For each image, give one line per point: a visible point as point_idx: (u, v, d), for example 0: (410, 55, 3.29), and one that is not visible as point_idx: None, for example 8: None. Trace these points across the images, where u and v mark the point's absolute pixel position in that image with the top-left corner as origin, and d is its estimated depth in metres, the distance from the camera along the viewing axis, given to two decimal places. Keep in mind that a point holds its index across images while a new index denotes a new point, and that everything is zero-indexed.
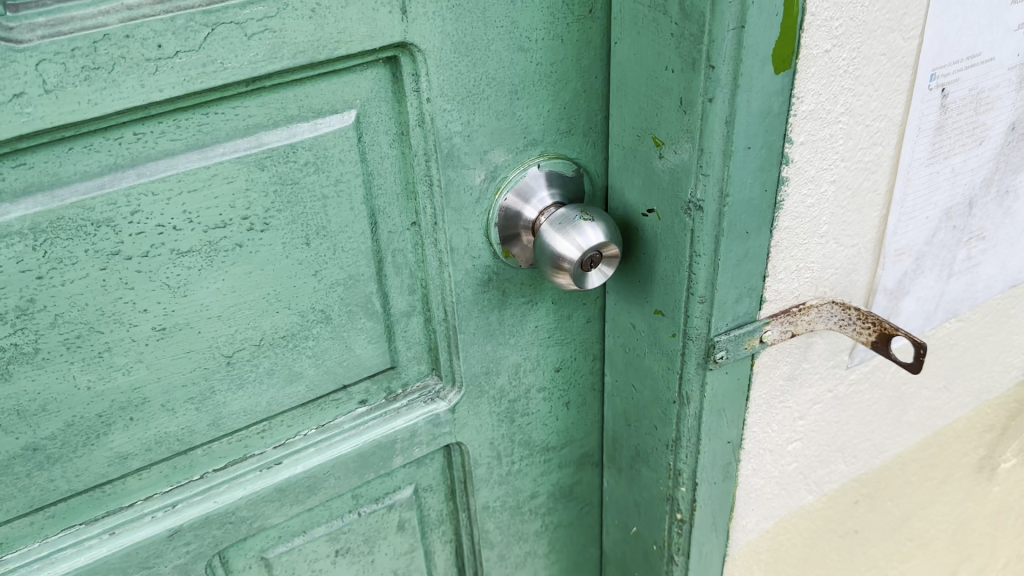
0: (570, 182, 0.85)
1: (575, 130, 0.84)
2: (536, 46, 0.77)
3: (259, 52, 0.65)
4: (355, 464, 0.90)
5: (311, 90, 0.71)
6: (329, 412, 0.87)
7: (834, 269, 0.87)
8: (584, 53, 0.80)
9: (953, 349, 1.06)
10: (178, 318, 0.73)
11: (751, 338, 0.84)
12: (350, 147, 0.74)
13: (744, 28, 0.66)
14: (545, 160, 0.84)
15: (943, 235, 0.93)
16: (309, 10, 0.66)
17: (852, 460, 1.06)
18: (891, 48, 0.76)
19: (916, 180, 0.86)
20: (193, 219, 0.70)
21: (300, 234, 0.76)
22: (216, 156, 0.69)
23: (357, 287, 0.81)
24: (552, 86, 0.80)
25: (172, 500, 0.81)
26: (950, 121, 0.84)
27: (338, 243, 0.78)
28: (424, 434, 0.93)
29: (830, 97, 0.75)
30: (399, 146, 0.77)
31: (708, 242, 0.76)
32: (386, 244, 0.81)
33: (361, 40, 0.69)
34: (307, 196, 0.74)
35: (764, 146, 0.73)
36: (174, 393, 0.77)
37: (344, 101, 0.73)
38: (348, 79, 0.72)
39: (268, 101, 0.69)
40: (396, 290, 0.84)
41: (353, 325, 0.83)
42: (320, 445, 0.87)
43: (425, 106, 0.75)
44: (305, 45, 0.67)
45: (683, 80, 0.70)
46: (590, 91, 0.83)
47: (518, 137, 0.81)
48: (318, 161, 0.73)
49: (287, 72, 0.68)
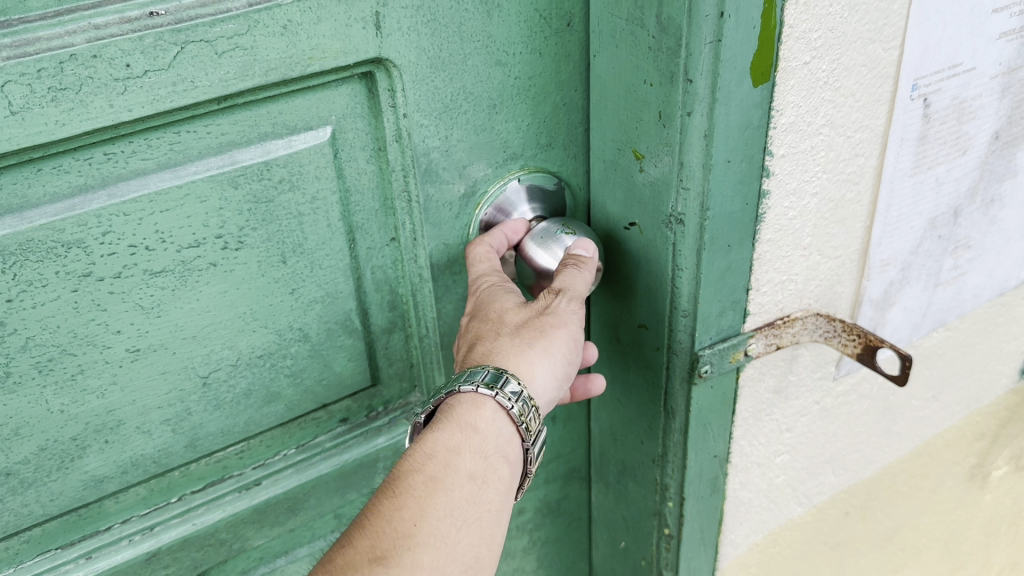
0: (551, 195, 0.85)
1: (555, 144, 0.83)
2: (514, 60, 0.76)
3: (230, 70, 0.64)
4: (336, 483, 0.88)
5: (285, 106, 0.70)
6: (308, 431, 0.86)
7: (818, 281, 0.84)
8: (563, 67, 0.79)
9: (941, 359, 1.04)
10: (152, 339, 0.72)
11: (736, 351, 0.82)
12: (325, 163, 0.73)
13: (720, 41, 0.65)
14: (525, 174, 0.83)
15: (929, 245, 0.90)
16: (281, 27, 0.65)
17: (841, 472, 1.04)
18: (872, 58, 0.74)
19: (900, 191, 0.83)
20: (165, 239, 0.69)
21: (276, 252, 0.75)
22: (188, 175, 0.68)
23: (335, 304, 0.81)
24: (530, 100, 0.79)
25: (149, 522, 0.80)
26: (933, 131, 0.82)
27: (315, 260, 0.77)
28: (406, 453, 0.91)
29: (810, 110, 0.73)
30: (377, 161, 0.76)
31: (689, 255, 0.75)
32: (365, 261, 0.80)
33: (335, 57, 0.68)
34: (283, 214, 0.74)
35: (744, 159, 0.72)
36: (149, 415, 0.76)
37: (319, 117, 0.72)
38: (323, 95, 0.71)
39: (241, 119, 0.68)
40: (375, 307, 0.83)
41: (331, 342, 0.82)
42: (299, 465, 0.86)
43: (401, 121, 0.74)
44: (277, 62, 0.66)
45: (661, 93, 0.70)
46: (570, 105, 0.82)
47: (497, 152, 0.80)
48: (292, 179, 0.72)
49: (260, 90, 0.67)
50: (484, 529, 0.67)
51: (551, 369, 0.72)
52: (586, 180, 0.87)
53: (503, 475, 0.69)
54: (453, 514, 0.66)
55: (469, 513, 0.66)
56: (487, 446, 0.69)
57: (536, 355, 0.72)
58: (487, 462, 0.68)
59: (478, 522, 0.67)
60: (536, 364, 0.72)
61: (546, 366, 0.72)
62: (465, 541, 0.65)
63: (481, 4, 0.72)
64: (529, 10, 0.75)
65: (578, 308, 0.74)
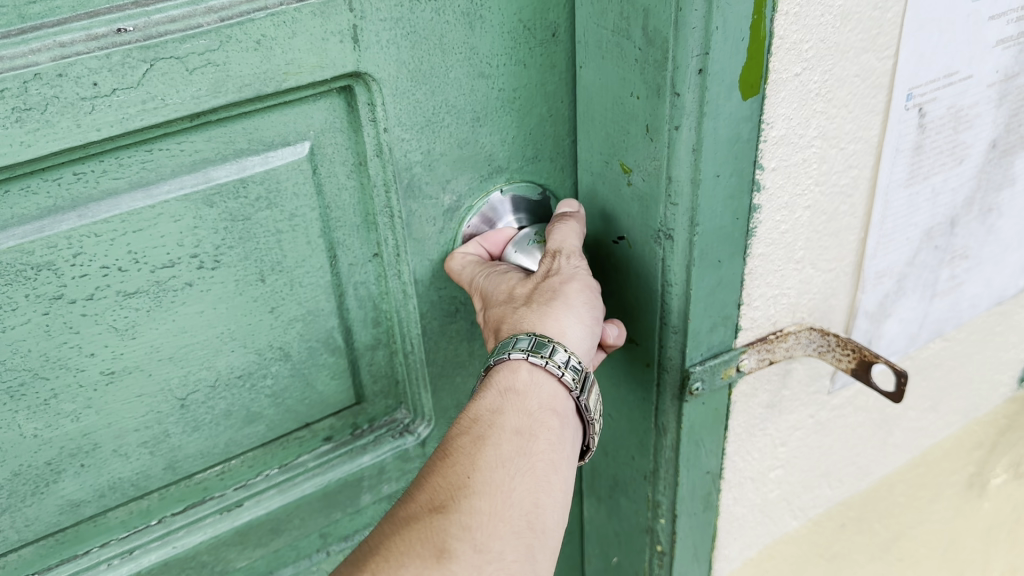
0: (535, 206, 0.84)
1: (541, 155, 0.81)
2: (497, 72, 0.75)
3: (202, 87, 0.62)
4: (320, 503, 0.86)
5: (262, 122, 0.68)
6: (291, 450, 0.84)
7: (811, 294, 0.82)
8: (548, 78, 0.78)
9: (938, 369, 1.02)
10: (126, 361, 0.71)
11: (727, 368, 0.80)
12: (304, 179, 0.71)
13: (707, 54, 0.63)
14: (509, 185, 0.81)
15: (925, 256, 0.88)
16: (255, 42, 0.63)
17: (836, 484, 1.02)
18: (865, 68, 0.72)
19: (894, 203, 0.81)
20: (139, 259, 0.67)
21: (254, 270, 0.73)
22: (161, 194, 0.66)
23: (316, 321, 0.79)
24: (515, 113, 0.78)
25: (129, 546, 0.78)
26: (928, 141, 0.80)
27: (294, 279, 0.75)
28: (392, 471, 0.89)
29: (802, 122, 0.71)
30: (358, 176, 0.74)
31: (679, 271, 0.73)
32: (347, 277, 0.78)
33: (312, 71, 0.66)
34: (260, 232, 0.72)
35: (734, 174, 0.70)
36: (126, 438, 0.74)
37: (297, 132, 0.70)
38: (301, 110, 0.69)
39: (215, 135, 0.66)
40: (358, 323, 0.81)
41: (313, 361, 0.80)
42: (282, 486, 0.84)
43: (382, 136, 0.72)
44: (251, 78, 0.64)
45: (649, 107, 0.68)
46: (557, 116, 0.80)
47: (482, 164, 0.79)
48: (270, 196, 0.71)
49: (234, 106, 0.65)
50: (541, 476, 0.65)
51: (577, 320, 0.71)
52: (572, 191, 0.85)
53: (554, 427, 0.67)
54: (507, 464, 0.64)
55: (523, 461, 0.65)
56: (531, 403, 0.68)
57: (559, 310, 0.70)
58: (533, 418, 0.67)
59: (534, 470, 0.65)
60: (557, 318, 0.70)
61: (570, 318, 0.70)
62: (523, 487, 0.64)
63: (462, 15, 0.70)
64: (512, 20, 0.73)
65: (581, 261, 0.73)
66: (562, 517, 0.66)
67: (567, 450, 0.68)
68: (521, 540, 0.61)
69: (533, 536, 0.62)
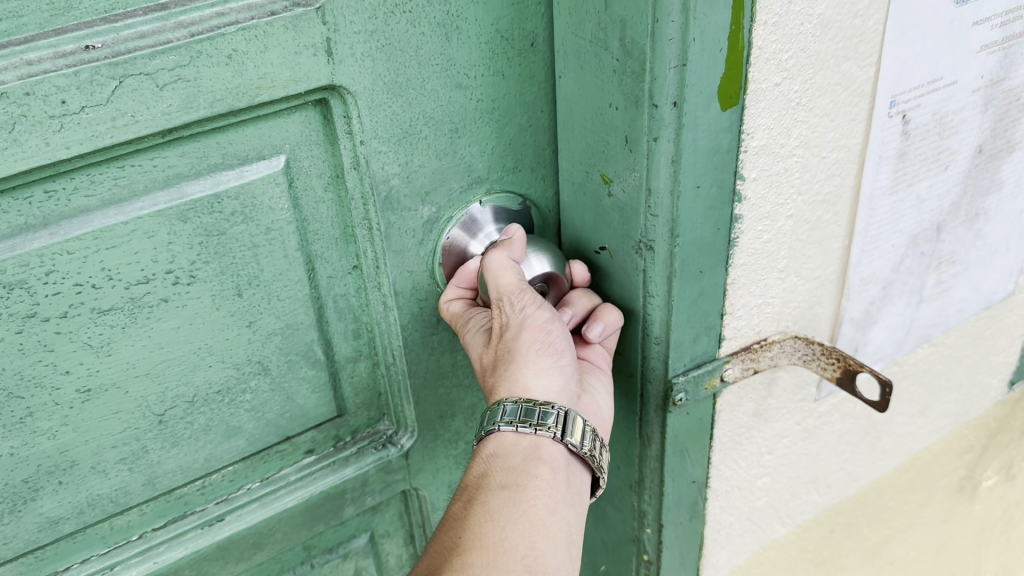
0: (515, 215, 0.83)
1: (522, 165, 0.81)
2: (475, 82, 0.74)
3: (173, 103, 0.61)
4: (302, 517, 0.86)
5: (236, 136, 0.67)
6: (273, 464, 0.83)
7: (796, 302, 0.81)
8: (528, 88, 0.77)
9: (927, 374, 1.01)
10: (103, 378, 0.70)
11: (712, 378, 0.79)
12: (279, 193, 0.70)
13: (685, 65, 0.63)
14: (488, 196, 0.80)
15: (911, 262, 0.87)
16: (226, 57, 0.62)
17: (825, 490, 1.02)
18: (847, 77, 0.71)
19: (879, 210, 0.80)
20: (113, 277, 0.66)
21: (230, 284, 0.72)
22: (134, 211, 0.65)
23: (296, 334, 0.78)
24: (495, 123, 0.77)
25: (109, 562, 0.78)
26: (912, 147, 0.79)
27: (272, 293, 0.74)
28: (375, 482, 0.89)
29: (783, 131, 0.70)
30: (334, 189, 0.73)
31: (659, 281, 0.72)
32: (326, 290, 0.77)
33: (285, 85, 0.65)
34: (236, 246, 0.71)
35: (715, 184, 0.69)
36: (104, 454, 0.73)
37: (271, 145, 0.69)
38: (275, 123, 0.68)
39: (188, 150, 0.65)
40: (339, 336, 0.80)
41: (293, 375, 0.79)
42: (265, 499, 0.83)
43: (358, 149, 0.71)
44: (223, 93, 0.63)
45: (627, 117, 0.67)
46: (537, 126, 0.79)
47: (462, 175, 0.78)
48: (245, 211, 0.70)
49: (207, 121, 0.64)
50: (534, 521, 0.64)
51: (536, 370, 0.70)
52: (554, 202, 0.84)
53: (542, 473, 0.67)
54: (496, 516, 0.65)
55: (512, 510, 0.65)
56: (513, 460, 0.68)
57: (516, 372, 0.69)
58: (517, 472, 0.67)
59: (525, 516, 0.65)
60: (516, 381, 0.69)
61: (529, 371, 0.70)
62: (514, 534, 0.63)
63: (439, 26, 0.70)
64: (489, 31, 0.72)
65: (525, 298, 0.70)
66: (569, 558, 0.65)
67: (563, 491, 0.67)
68: None
69: None
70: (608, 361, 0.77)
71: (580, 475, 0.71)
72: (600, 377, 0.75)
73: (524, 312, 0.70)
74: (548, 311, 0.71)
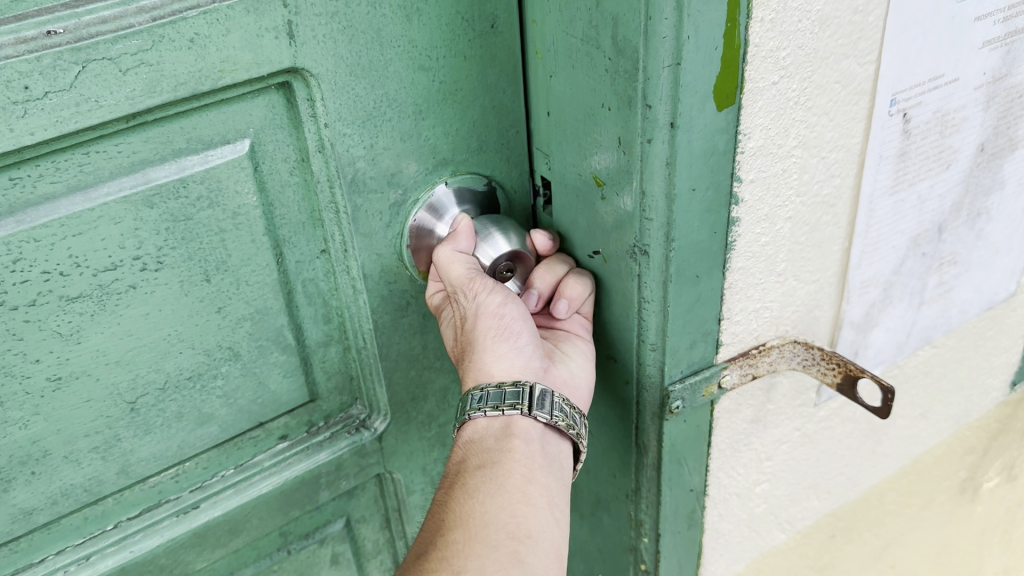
0: (482, 196, 0.80)
1: (486, 146, 0.78)
2: (438, 64, 0.72)
3: (136, 87, 0.59)
4: (277, 503, 0.83)
5: (200, 120, 0.64)
6: (247, 451, 0.81)
7: (795, 306, 0.79)
8: (490, 70, 0.75)
9: (928, 377, 0.99)
10: (74, 366, 0.67)
11: (709, 385, 0.77)
12: (245, 177, 0.68)
13: (679, 64, 0.61)
14: (453, 177, 0.78)
15: (911, 264, 0.85)
16: (188, 41, 0.59)
17: (824, 495, 1.00)
18: (847, 74, 0.69)
19: (879, 211, 0.78)
20: (80, 262, 0.64)
21: (198, 270, 0.69)
22: (100, 197, 0.62)
23: (266, 320, 0.75)
24: (457, 104, 0.75)
25: (86, 552, 0.75)
26: (913, 146, 0.77)
27: (241, 277, 0.72)
28: (349, 466, 0.86)
29: (780, 131, 0.68)
30: (300, 172, 0.71)
31: (655, 287, 0.70)
32: (295, 274, 0.75)
33: (247, 68, 0.63)
34: (204, 231, 0.68)
35: (711, 187, 0.67)
36: (76, 443, 0.70)
37: (236, 130, 0.66)
38: (239, 107, 0.65)
39: (153, 135, 0.63)
40: (309, 321, 0.78)
41: (264, 360, 0.77)
42: (239, 486, 0.81)
43: (323, 132, 0.69)
44: (186, 76, 0.60)
45: (619, 118, 0.66)
46: (500, 107, 0.77)
47: (427, 157, 0.76)
48: (211, 195, 0.67)
49: (171, 105, 0.62)
50: (512, 492, 0.67)
51: (498, 356, 0.71)
52: (518, 181, 0.82)
53: (518, 447, 0.69)
54: (477, 494, 0.67)
55: (490, 486, 0.67)
56: (488, 440, 0.70)
57: (481, 360, 0.71)
58: (494, 450, 0.69)
59: (505, 490, 0.67)
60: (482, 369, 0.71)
61: (491, 358, 0.71)
62: (495, 508, 0.66)
63: (399, 8, 0.67)
64: (450, 12, 0.70)
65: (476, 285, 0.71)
66: (551, 524, 0.67)
67: (539, 462, 0.69)
68: (504, 551, 0.63)
69: (517, 545, 0.64)
70: (586, 328, 0.78)
71: (558, 444, 0.73)
72: (577, 347, 0.77)
73: (478, 300, 0.72)
74: (501, 293, 0.72)
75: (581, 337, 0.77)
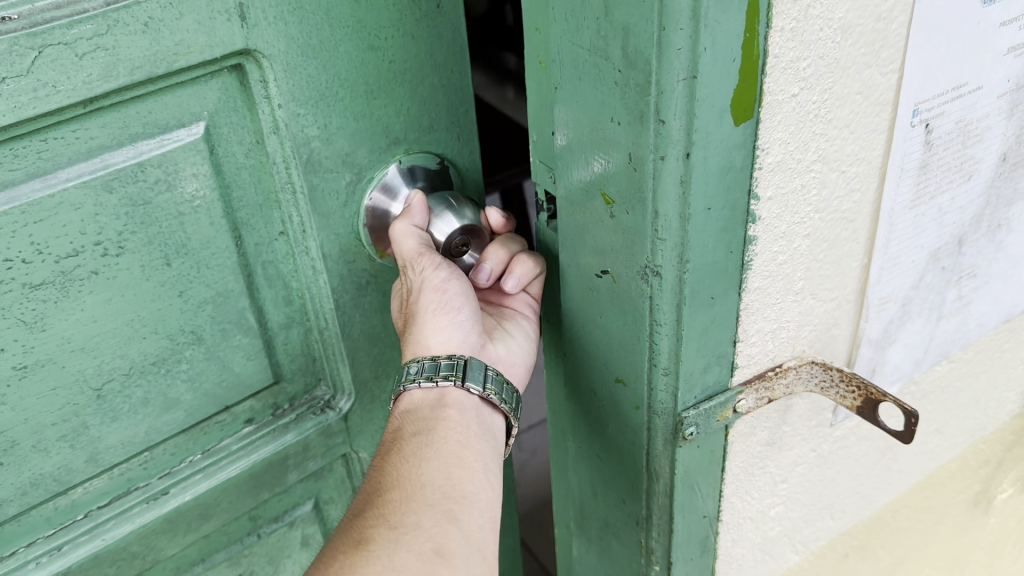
0: (435, 174, 0.86)
1: (437, 125, 0.84)
2: (387, 43, 0.77)
3: (93, 71, 0.63)
4: (247, 485, 0.89)
5: (156, 104, 0.69)
6: (212, 436, 0.86)
7: (812, 326, 0.76)
8: (438, 50, 0.81)
9: (944, 391, 0.96)
10: (39, 354, 0.71)
11: (724, 410, 0.74)
12: (200, 158, 0.72)
13: (696, 77, 0.57)
14: (406, 156, 0.83)
15: (931, 278, 0.82)
16: (142, 25, 0.64)
17: (839, 515, 0.96)
18: (869, 85, 0.65)
19: (899, 225, 0.75)
20: (41, 250, 0.67)
21: (158, 254, 0.74)
22: (59, 182, 0.66)
23: (227, 304, 0.80)
24: (407, 83, 0.80)
25: (57, 543, 0.80)
26: (935, 158, 0.73)
27: (201, 261, 0.77)
28: (316, 447, 0.93)
29: (800, 146, 0.65)
30: (256, 155, 0.76)
31: (668, 310, 0.67)
32: (254, 256, 0.80)
33: (201, 50, 0.67)
34: (161, 215, 0.73)
35: (727, 205, 0.64)
36: (44, 433, 0.75)
37: (191, 113, 0.71)
38: (193, 90, 0.70)
39: (109, 121, 0.67)
40: (270, 304, 0.84)
41: (228, 343, 0.82)
42: (207, 470, 0.86)
43: (277, 112, 0.74)
44: (142, 61, 0.65)
45: (631, 134, 0.62)
46: (449, 87, 0.83)
47: (381, 136, 0.81)
48: (168, 178, 0.71)
49: (127, 90, 0.66)
50: (447, 455, 0.71)
51: (437, 329, 0.78)
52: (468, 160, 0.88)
53: (453, 416, 0.75)
54: (414, 457, 0.71)
55: (426, 450, 0.72)
56: (423, 412, 0.75)
57: (422, 331, 0.78)
58: (431, 419, 0.74)
59: (441, 453, 0.71)
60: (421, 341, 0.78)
61: (431, 331, 0.78)
62: (430, 468, 0.70)
63: None
64: None
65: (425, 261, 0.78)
66: (486, 486, 0.72)
67: (473, 433, 0.74)
68: (438, 508, 0.67)
69: (451, 503, 0.68)
70: (532, 307, 0.87)
71: (490, 416, 0.79)
72: (520, 325, 0.86)
73: (426, 275, 0.78)
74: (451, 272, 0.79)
75: (525, 316, 0.86)
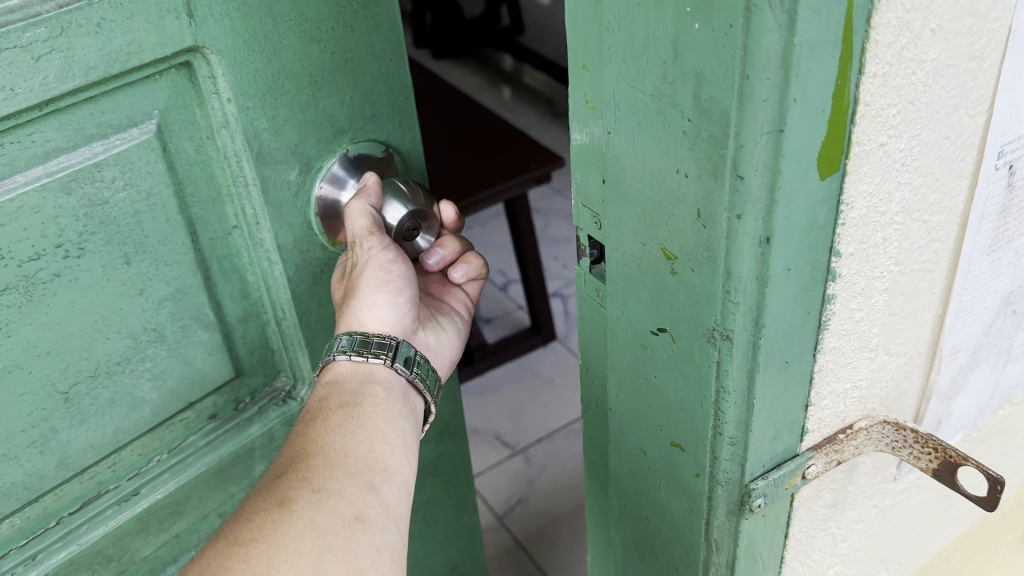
0: (380, 162, 0.90)
1: (379, 113, 0.89)
2: (328, 35, 0.80)
3: (49, 73, 0.65)
4: (216, 479, 0.92)
5: (109, 105, 0.71)
6: (179, 433, 0.88)
7: (883, 383, 0.70)
8: (375, 40, 0.85)
9: (1004, 435, 0.91)
10: (6, 361, 0.72)
11: (793, 477, 0.68)
12: (154, 157, 0.75)
13: (782, 131, 0.51)
14: (353, 145, 0.88)
15: (1001, 322, 0.76)
16: (95, 26, 0.66)
17: (895, 567, 0.90)
18: (955, 128, 0.60)
19: (976, 272, 0.69)
20: (4, 255, 0.69)
21: (119, 253, 0.76)
22: (16, 187, 0.68)
23: (187, 299, 0.83)
24: (348, 73, 0.84)
25: (31, 552, 0.80)
26: (1016, 201, 0.68)
27: (158, 257, 0.79)
28: (280, 437, 0.96)
29: (885, 197, 0.59)
30: (205, 151, 0.79)
31: (739, 378, 0.61)
32: (210, 252, 0.83)
33: (153, 50, 0.69)
34: (119, 215, 0.75)
35: (808, 265, 0.58)
36: (15, 440, 0.76)
37: (143, 112, 0.73)
38: (145, 89, 0.72)
39: (65, 123, 0.69)
40: (227, 298, 0.86)
41: (189, 338, 0.84)
42: (174, 468, 0.88)
43: (225, 106, 0.77)
44: (96, 61, 0.67)
45: (700, 189, 0.56)
46: (387, 74, 0.87)
47: (325, 126, 0.85)
48: (124, 176, 0.74)
49: (81, 91, 0.68)
50: (373, 428, 0.80)
51: (372, 304, 0.86)
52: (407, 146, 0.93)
53: (377, 394, 0.84)
54: (341, 425, 0.79)
55: (351, 421, 0.80)
56: (349, 385, 0.84)
57: (356, 305, 0.86)
58: (356, 394, 0.83)
59: (365, 426, 0.80)
60: (357, 313, 0.86)
61: (366, 305, 0.86)
62: (354, 441, 0.78)
63: None
64: None
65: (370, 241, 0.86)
66: (405, 460, 0.80)
67: (393, 411, 0.83)
68: (359, 478, 0.75)
69: (370, 475, 0.76)
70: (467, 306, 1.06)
71: (414, 399, 0.89)
72: (452, 321, 1.02)
73: (370, 252, 0.86)
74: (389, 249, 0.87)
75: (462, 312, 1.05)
